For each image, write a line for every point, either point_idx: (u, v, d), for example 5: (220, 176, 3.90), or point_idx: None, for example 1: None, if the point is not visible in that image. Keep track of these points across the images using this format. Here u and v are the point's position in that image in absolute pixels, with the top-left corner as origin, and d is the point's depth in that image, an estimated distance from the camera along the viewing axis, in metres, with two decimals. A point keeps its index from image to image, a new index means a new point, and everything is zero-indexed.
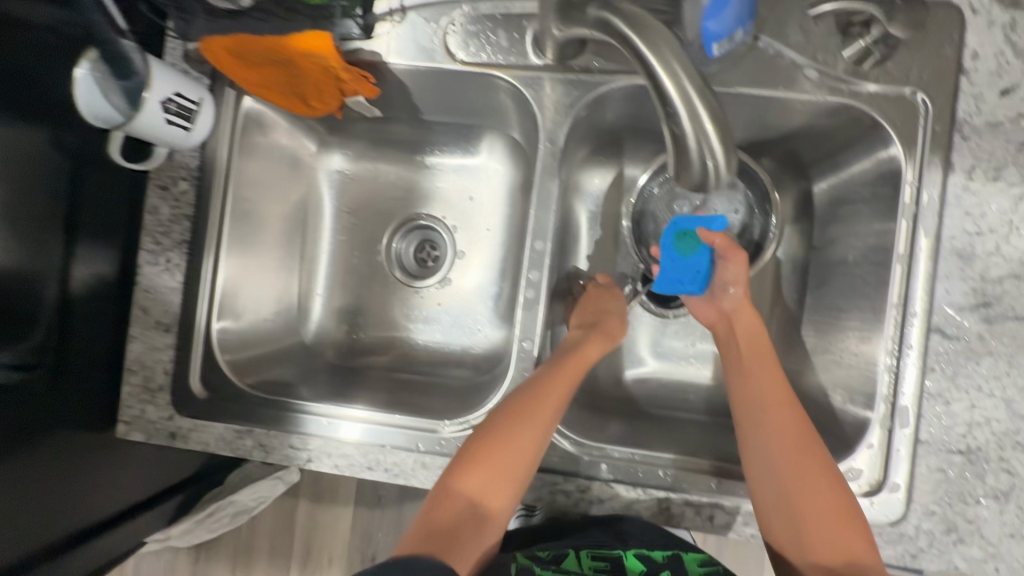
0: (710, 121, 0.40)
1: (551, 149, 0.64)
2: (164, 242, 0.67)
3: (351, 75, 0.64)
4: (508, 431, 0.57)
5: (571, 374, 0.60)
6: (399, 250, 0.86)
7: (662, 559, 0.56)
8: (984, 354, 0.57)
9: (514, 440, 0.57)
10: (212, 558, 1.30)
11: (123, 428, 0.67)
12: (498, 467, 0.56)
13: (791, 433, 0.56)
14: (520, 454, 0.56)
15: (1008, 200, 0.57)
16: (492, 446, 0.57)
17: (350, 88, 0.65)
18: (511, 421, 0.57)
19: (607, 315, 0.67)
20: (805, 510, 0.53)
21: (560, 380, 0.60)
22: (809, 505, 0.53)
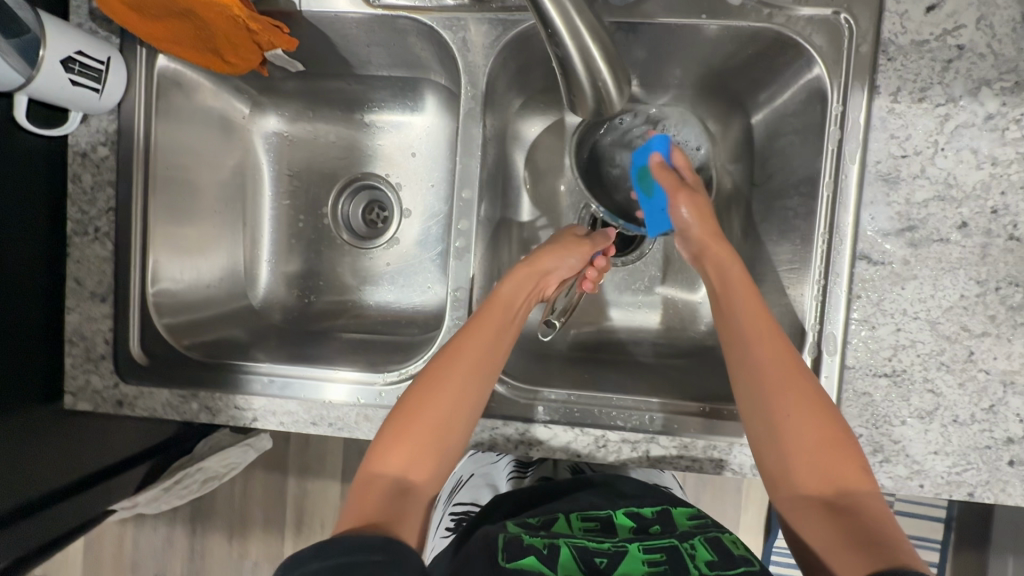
0: (596, 48, 0.41)
1: (473, 93, 0.64)
2: (90, 211, 0.68)
3: (259, 25, 0.61)
4: (433, 375, 0.56)
5: (493, 312, 0.60)
6: (347, 211, 0.85)
7: (650, 515, 0.56)
8: (909, 278, 0.57)
9: (444, 392, 0.55)
10: (207, 529, 1.33)
11: (71, 398, 0.69)
12: (436, 412, 0.54)
13: (773, 360, 0.52)
14: (449, 393, 0.55)
15: (933, 121, 0.56)
16: (419, 407, 0.54)
17: (265, 41, 0.64)
18: (436, 377, 0.56)
19: (540, 260, 0.66)
20: (791, 436, 0.50)
21: (482, 320, 0.59)
22: (793, 433, 0.50)
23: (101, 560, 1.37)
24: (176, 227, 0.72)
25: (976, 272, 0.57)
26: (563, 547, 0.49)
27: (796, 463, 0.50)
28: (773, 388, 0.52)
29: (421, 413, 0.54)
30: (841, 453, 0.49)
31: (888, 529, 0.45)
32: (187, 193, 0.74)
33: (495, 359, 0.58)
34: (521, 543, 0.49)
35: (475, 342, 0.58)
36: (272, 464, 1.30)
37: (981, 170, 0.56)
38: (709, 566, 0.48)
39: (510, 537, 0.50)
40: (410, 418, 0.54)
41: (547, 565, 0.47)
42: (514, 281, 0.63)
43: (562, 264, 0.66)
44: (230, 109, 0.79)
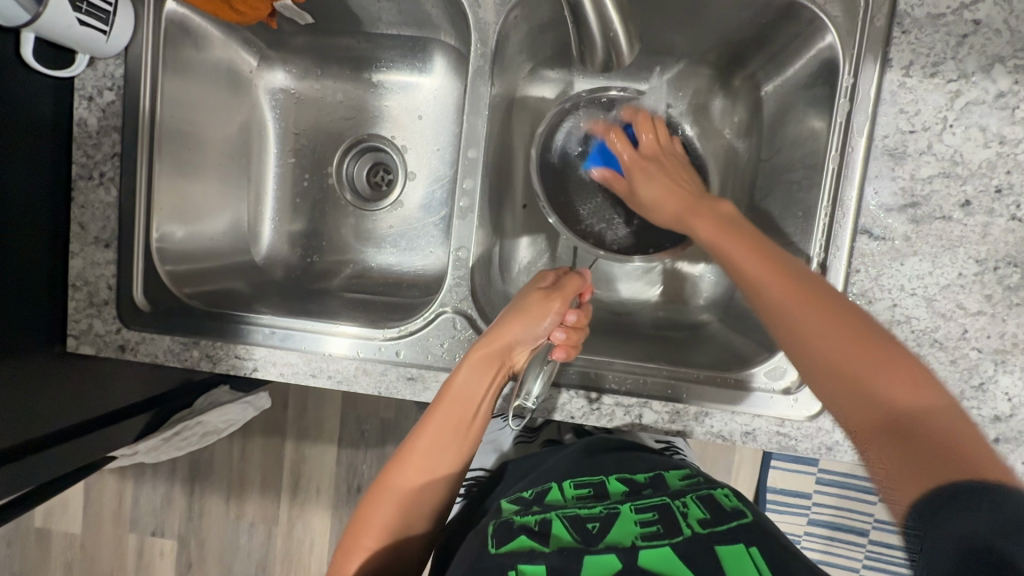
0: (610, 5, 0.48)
1: (482, 51, 0.63)
2: (95, 155, 0.68)
3: None
4: (391, 467, 0.56)
5: (447, 400, 0.57)
6: (352, 173, 0.85)
7: (643, 479, 0.57)
8: (909, 254, 0.58)
9: (407, 478, 0.55)
10: (206, 489, 1.36)
11: (73, 341, 0.69)
12: (395, 508, 0.55)
13: (785, 287, 0.50)
14: (407, 489, 0.55)
15: (943, 97, 0.56)
16: (382, 492, 0.55)
17: None
18: (399, 465, 0.56)
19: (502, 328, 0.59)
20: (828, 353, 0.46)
21: (437, 407, 0.57)
22: (821, 358, 0.47)
23: (102, 515, 1.39)
24: (181, 177, 0.72)
25: (975, 251, 0.57)
26: (555, 520, 0.50)
27: (837, 389, 0.46)
28: (787, 317, 0.49)
29: (387, 497, 0.55)
30: (877, 370, 0.44)
31: (959, 441, 0.39)
32: (193, 144, 0.74)
33: (458, 440, 0.57)
34: (510, 526, 0.50)
35: (432, 434, 0.56)
36: (271, 428, 1.32)
37: (988, 148, 0.56)
38: (701, 524, 0.48)
39: (500, 523, 0.51)
40: (375, 503, 0.55)
41: (538, 541, 0.47)
42: (470, 363, 0.57)
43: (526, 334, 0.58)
44: (236, 60, 0.78)
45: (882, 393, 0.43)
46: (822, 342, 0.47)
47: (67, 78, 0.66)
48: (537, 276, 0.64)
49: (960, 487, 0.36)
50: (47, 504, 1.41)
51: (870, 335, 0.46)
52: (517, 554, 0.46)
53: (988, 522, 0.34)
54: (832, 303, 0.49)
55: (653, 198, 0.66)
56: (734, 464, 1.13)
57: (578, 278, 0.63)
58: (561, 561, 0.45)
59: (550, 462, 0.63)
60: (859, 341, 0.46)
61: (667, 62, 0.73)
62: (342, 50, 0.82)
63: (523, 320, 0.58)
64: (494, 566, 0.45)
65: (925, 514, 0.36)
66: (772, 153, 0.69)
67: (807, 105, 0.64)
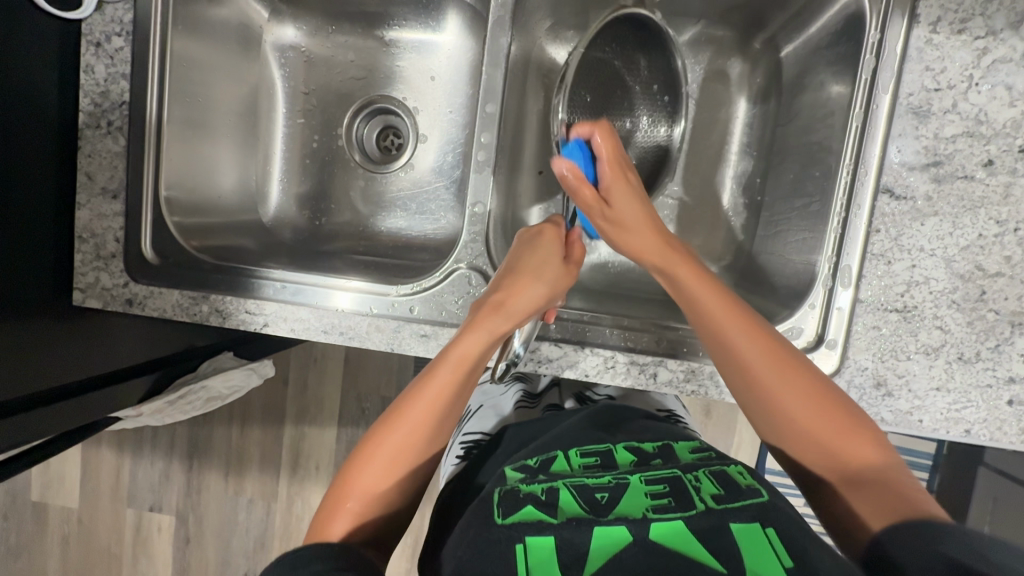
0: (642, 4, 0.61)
1: (502, 1, 0.62)
2: (103, 104, 0.66)
3: None
4: (387, 418, 0.54)
5: (449, 362, 0.55)
6: (362, 134, 0.84)
7: (652, 450, 0.55)
8: (929, 215, 0.58)
9: (405, 442, 0.53)
10: (204, 465, 1.35)
11: (80, 295, 0.68)
12: (387, 460, 0.53)
13: (766, 366, 0.52)
14: (401, 444, 0.53)
15: (970, 54, 0.56)
16: (378, 450, 0.53)
17: None
18: (398, 423, 0.53)
19: (513, 286, 0.57)
20: (782, 402, 0.51)
21: (437, 369, 0.55)
22: (789, 420, 0.52)
23: (99, 489, 1.39)
24: (189, 129, 0.71)
25: (996, 212, 0.57)
26: (562, 489, 0.47)
27: (799, 446, 0.51)
28: (763, 381, 0.52)
29: (379, 456, 0.53)
30: (842, 439, 0.50)
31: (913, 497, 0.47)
32: (201, 97, 0.72)
33: (457, 408, 0.56)
34: (517, 494, 0.47)
35: (436, 402, 0.54)
36: (271, 404, 1.32)
37: (1013, 107, 0.56)
38: (715, 499, 0.45)
39: (506, 489, 0.47)
40: (366, 460, 0.53)
41: (547, 512, 0.44)
42: (477, 329, 0.56)
43: (535, 302, 0.57)
44: (246, 14, 0.77)
45: (847, 456, 0.50)
46: (796, 415, 0.51)
47: (74, 20, 0.64)
48: (543, 230, 0.62)
49: (915, 527, 0.44)
50: (44, 479, 1.40)
51: (831, 396, 0.52)
52: (525, 525, 0.43)
53: (966, 549, 0.41)
54: (799, 369, 0.52)
55: (625, 216, 0.57)
56: (734, 446, 1.14)
57: (582, 242, 0.64)
58: (571, 533, 0.42)
59: (555, 429, 0.61)
60: (823, 407, 0.51)
61: (686, 23, 0.72)
62: (355, 6, 0.80)
63: (540, 295, 0.58)
64: (501, 539, 0.43)
65: (898, 536, 0.44)
66: (791, 117, 0.69)
67: (829, 65, 0.63)
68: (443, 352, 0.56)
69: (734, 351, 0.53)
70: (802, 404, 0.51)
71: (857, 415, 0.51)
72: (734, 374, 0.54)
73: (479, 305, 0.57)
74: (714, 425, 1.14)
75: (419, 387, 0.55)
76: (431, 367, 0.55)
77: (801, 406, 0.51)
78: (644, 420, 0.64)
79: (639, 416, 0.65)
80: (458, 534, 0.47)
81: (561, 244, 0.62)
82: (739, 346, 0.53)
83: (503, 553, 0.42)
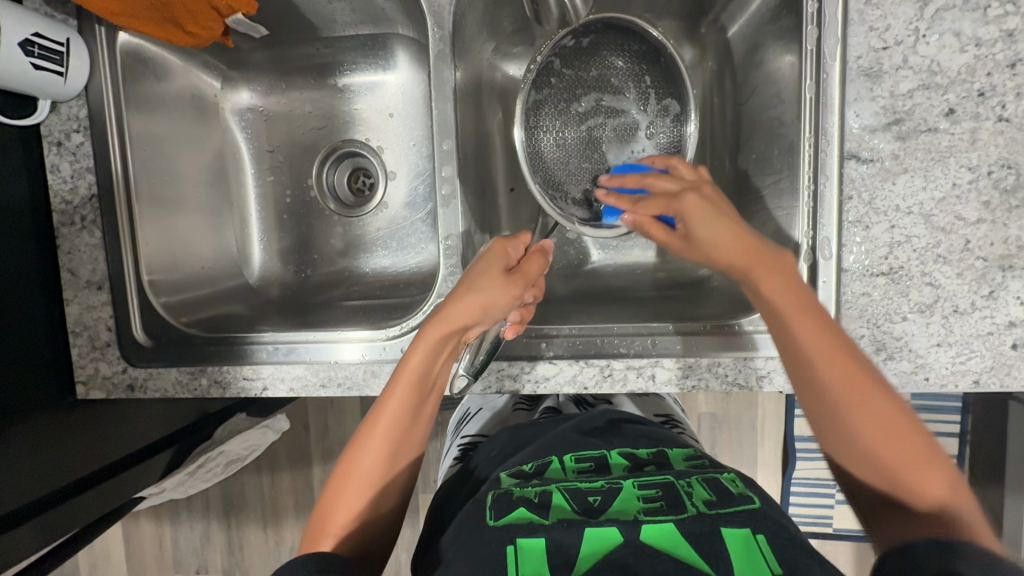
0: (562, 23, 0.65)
1: (440, 34, 0.62)
2: (73, 200, 0.67)
3: (198, 27, 0.65)
4: (355, 440, 0.55)
5: (401, 386, 0.54)
6: (332, 180, 0.84)
7: (646, 455, 0.56)
8: (900, 173, 0.57)
9: (372, 462, 0.54)
10: (242, 522, 1.36)
11: (82, 388, 0.69)
12: (364, 480, 0.54)
13: (836, 377, 0.48)
14: (374, 462, 0.54)
15: (913, 8, 0.55)
16: (351, 471, 0.54)
17: (209, 24, 0.65)
18: (366, 441, 0.54)
19: (449, 302, 0.55)
20: (840, 414, 0.48)
21: (391, 392, 0.55)
22: (852, 439, 0.48)
23: (145, 561, 1.41)
24: (161, 207, 0.72)
25: (967, 159, 0.56)
26: (554, 492, 0.48)
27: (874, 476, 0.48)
28: (827, 399, 0.49)
29: (356, 474, 0.54)
30: (920, 475, 0.46)
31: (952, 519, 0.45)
32: (168, 173, 0.73)
33: (419, 422, 0.56)
34: (510, 496, 0.48)
35: (392, 417, 0.54)
36: (296, 453, 1.33)
37: (965, 53, 0.55)
38: (707, 505, 0.46)
39: (501, 492, 0.49)
40: (346, 477, 0.54)
41: (538, 513, 0.46)
42: (421, 348, 0.54)
43: (479, 318, 0.55)
44: (199, 86, 0.78)
45: (919, 488, 0.46)
46: (853, 425, 0.48)
47: (32, 126, 0.65)
48: (492, 244, 0.58)
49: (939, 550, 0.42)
50: (90, 559, 1.42)
51: (906, 427, 0.47)
52: (516, 527, 0.44)
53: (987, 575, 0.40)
54: (873, 386, 0.48)
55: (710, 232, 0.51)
56: (759, 420, 1.14)
57: (540, 257, 0.59)
58: (561, 534, 0.43)
59: (550, 433, 0.61)
60: (890, 429, 0.47)
61: None
62: (304, 59, 0.81)
63: (477, 303, 0.54)
64: (492, 539, 0.44)
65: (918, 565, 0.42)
66: (748, 95, 0.68)
67: (776, 39, 0.63)
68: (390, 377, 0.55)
69: (796, 352, 0.50)
70: (865, 426, 0.47)
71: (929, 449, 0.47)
72: (808, 390, 0.50)
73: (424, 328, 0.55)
74: (736, 403, 1.14)
75: (379, 415, 0.54)
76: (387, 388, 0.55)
77: (858, 424, 0.48)
78: (624, 420, 0.65)
79: (630, 420, 0.64)
80: (453, 531, 0.48)
81: (512, 254, 0.57)
82: (819, 365, 0.48)
83: (495, 551, 0.42)
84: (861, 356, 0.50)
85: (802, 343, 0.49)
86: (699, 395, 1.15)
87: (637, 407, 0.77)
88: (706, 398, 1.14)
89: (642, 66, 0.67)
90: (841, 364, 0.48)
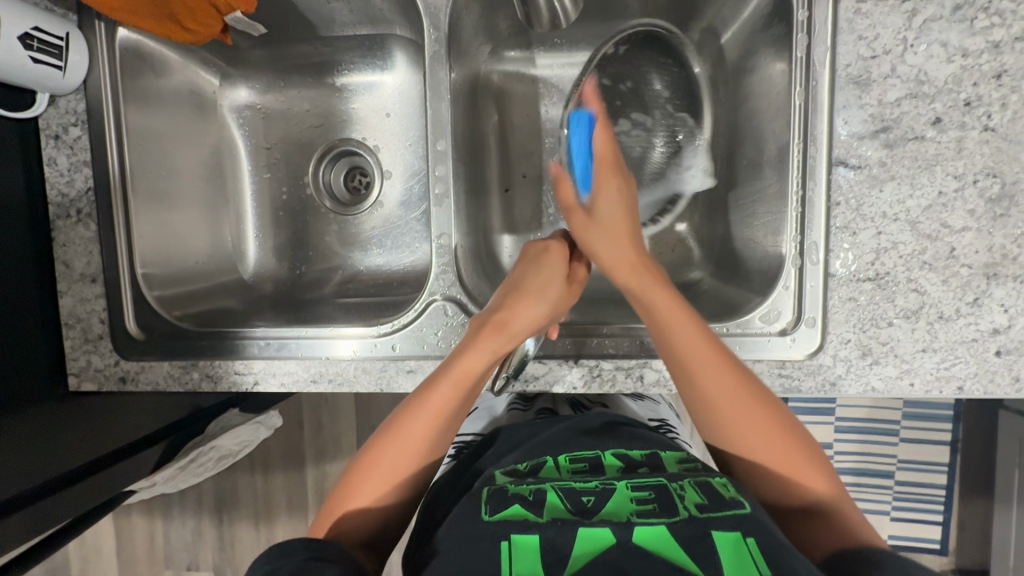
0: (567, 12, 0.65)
1: (436, 36, 0.63)
2: (70, 193, 0.68)
3: (196, 23, 0.65)
4: (393, 422, 0.56)
5: (450, 380, 0.55)
6: (329, 179, 0.85)
7: (639, 457, 0.56)
8: (887, 180, 0.58)
9: (409, 449, 0.54)
10: (233, 519, 1.36)
11: (75, 380, 0.70)
12: (398, 464, 0.54)
13: (725, 396, 0.52)
14: (410, 450, 0.54)
15: (901, 18, 0.56)
16: (384, 451, 0.55)
17: (206, 21, 0.66)
18: (395, 439, 0.55)
19: (510, 305, 0.58)
20: (737, 435, 0.52)
21: (439, 384, 0.56)
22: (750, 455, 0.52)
23: (136, 557, 1.40)
24: (157, 201, 0.72)
25: (953, 167, 0.57)
26: (549, 490, 0.48)
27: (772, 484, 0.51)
28: (724, 420, 0.52)
29: (389, 454, 0.54)
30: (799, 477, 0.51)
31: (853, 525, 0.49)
32: (164, 168, 0.74)
33: (459, 420, 0.57)
34: (505, 493, 0.48)
35: (432, 417, 0.54)
36: (289, 450, 1.33)
37: (952, 63, 0.56)
38: (698, 507, 0.46)
39: (495, 488, 0.49)
40: (373, 461, 0.55)
41: (532, 510, 0.46)
42: (479, 347, 0.57)
43: (537, 322, 0.58)
44: (198, 83, 0.78)
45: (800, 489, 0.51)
46: (748, 442, 0.52)
47: (30, 119, 0.66)
48: (550, 251, 0.62)
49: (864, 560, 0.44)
50: (81, 555, 1.42)
51: (793, 438, 0.52)
52: (510, 523, 0.45)
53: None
54: (764, 402, 0.52)
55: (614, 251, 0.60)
56: None
57: (585, 265, 0.65)
58: (555, 533, 0.44)
59: (544, 433, 0.61)
60: (782, 444, 0.51)
61: (623, 25, 0.73)
62: (302, 58, 0.82)
63: (537, 314, 0.58)
64: (486, 535, 0.44)
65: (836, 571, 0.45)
66: (740, 101, 0.69)
67: (767, 46, 0.64)
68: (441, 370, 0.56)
69: (690, 378, 0.53)
70: (761, 442, 0.51)
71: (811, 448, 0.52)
72: (705, 415, 0.54)
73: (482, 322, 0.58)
74: None
75: (423, 403, 0.55)
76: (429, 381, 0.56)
77: (756, 443, 0.51)
78: (619, 420, 0.65)
79: (622, 420, 0.65)
80: (444, 530, 0.47)
81: (566, 262, 0.63)
82: (708, 389, 0.52)
83: (487, 547, 0.43)
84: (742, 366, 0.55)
85: (697, 373, 0.53)
86: None
87: (630, 407, 0.78)
88: None
89: (677, 95, 0.74)
90: (728, 386, 0.52)
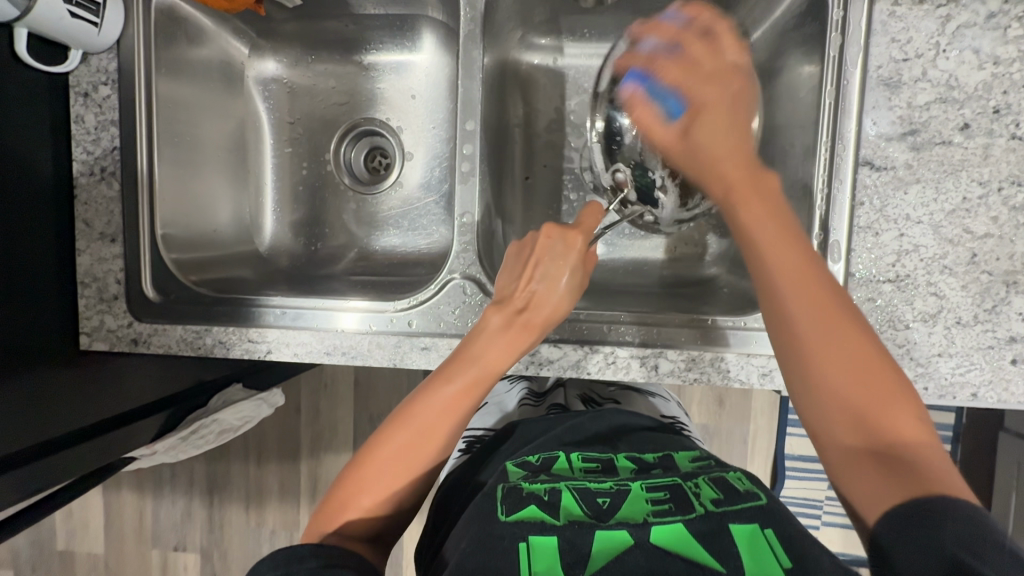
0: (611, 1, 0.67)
1: (472, 14, 0.63)
2: (95, 151, 0.68)
3: None
4: (405, 413, 0.55)
5: (472, 373, 0.55)
6: (350, 157, 0.85)
7: (653, 459, 0.55)
8: (912, 183, 0.58)
9: (418, 443, 0.54)
10: (225, 500, 1.35)
11: (86, 338, 0.69)
12: (405, 458, 0.54)
13: (813, 310, 0.47)
14: (423, 444, 0.54)
15: (935, 23, 0.57)
16: (393, 448, 0.54)
17: None
18: (409, 431, 0.54)
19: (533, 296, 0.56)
20: (819, 358, 0.46)
21: (460, 375, 0.55)
22: (831, 386, 0.46)
23: (124, 533, 1.39)
24: (181, 168, 0.72)
25: (978, 174, 0.57)
26: (564, 491, 0.48)
27: (841, 428, 0.45)
28: (809, 338, 0.47)
29: (399, 450, 0.54)
30: (888, 418, 0.45)
31: (934, 477, 0.42)
32: (190, 136, 0.74)
33: (471, 414, 0.57)
34: (521, 492, 0.48)
35: (449, 413, 0.55)
36: (286, 434, 1.32)
37: (983, 70, 0.56)
38: (714, 503, 0.46)
39: (509, 487, 0.49)
40: (380, 457, 0.54)
41: (549, 512, 0.46)
42: (503, 339, 0.55)
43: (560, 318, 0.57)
44: (229, 52, 0.79)
45: (884, 429, 0.44)
46: (831, 370, 0.46)
47: (62, 74, 0.66)
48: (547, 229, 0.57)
49: (928, 513, 0.40)
50: (68, 528, 1.41)
51: (880, 371, 0.46)
52: (528, 523, 0.44)
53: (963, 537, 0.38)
54: (857, 333, 0.47)
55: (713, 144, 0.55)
56: (751, 434, 1.15)
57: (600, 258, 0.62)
58: (573, 534, 0.43)
59: (553, 429, 0.61)
60: (870, 376, 0.46)
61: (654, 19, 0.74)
62: (331, 35, 0.82)
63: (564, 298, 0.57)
64: (505, 535, 0.44)
65: (895, 524, 0.41)
66: (768, 100, 0.70)
67: (799, 46, 0.64)
68: (463, 360, 0.55)
69: (778, 288, 0.49)
70: (838, 367, 0.46)
71: (901, 390, 0.46)
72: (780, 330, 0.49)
73: (509, 319, 0.56)
74: (729, 415, 1.15)
75: (441, 396, 0.55)
76: (446, 373, 0.56)
77: (836, 365, 0.46)
78: (635, 419, 0.64)
79: (635, 417, 0.64)
80: (457, 534, 0.47)
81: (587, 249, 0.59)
82: (792, 293, 0.48)
83: (506, 548, 0.43)
84: (830, 279, 0.50)
85: (785, 289, 0.48)
86: (693, 403, 1.15)
87: (639, 403, 0.77)
88: (699, 406, 1.15)
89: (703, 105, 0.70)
90: (815, 303, 0.48)
